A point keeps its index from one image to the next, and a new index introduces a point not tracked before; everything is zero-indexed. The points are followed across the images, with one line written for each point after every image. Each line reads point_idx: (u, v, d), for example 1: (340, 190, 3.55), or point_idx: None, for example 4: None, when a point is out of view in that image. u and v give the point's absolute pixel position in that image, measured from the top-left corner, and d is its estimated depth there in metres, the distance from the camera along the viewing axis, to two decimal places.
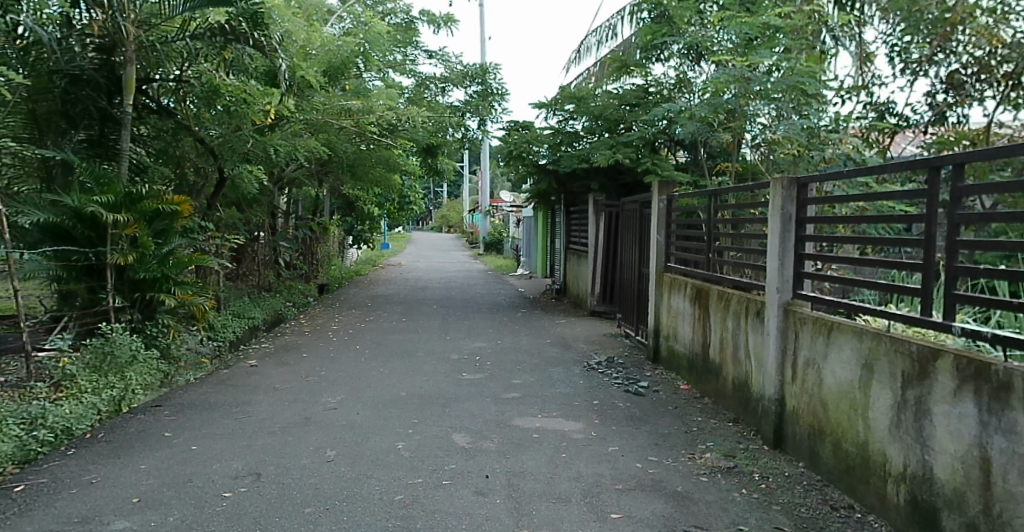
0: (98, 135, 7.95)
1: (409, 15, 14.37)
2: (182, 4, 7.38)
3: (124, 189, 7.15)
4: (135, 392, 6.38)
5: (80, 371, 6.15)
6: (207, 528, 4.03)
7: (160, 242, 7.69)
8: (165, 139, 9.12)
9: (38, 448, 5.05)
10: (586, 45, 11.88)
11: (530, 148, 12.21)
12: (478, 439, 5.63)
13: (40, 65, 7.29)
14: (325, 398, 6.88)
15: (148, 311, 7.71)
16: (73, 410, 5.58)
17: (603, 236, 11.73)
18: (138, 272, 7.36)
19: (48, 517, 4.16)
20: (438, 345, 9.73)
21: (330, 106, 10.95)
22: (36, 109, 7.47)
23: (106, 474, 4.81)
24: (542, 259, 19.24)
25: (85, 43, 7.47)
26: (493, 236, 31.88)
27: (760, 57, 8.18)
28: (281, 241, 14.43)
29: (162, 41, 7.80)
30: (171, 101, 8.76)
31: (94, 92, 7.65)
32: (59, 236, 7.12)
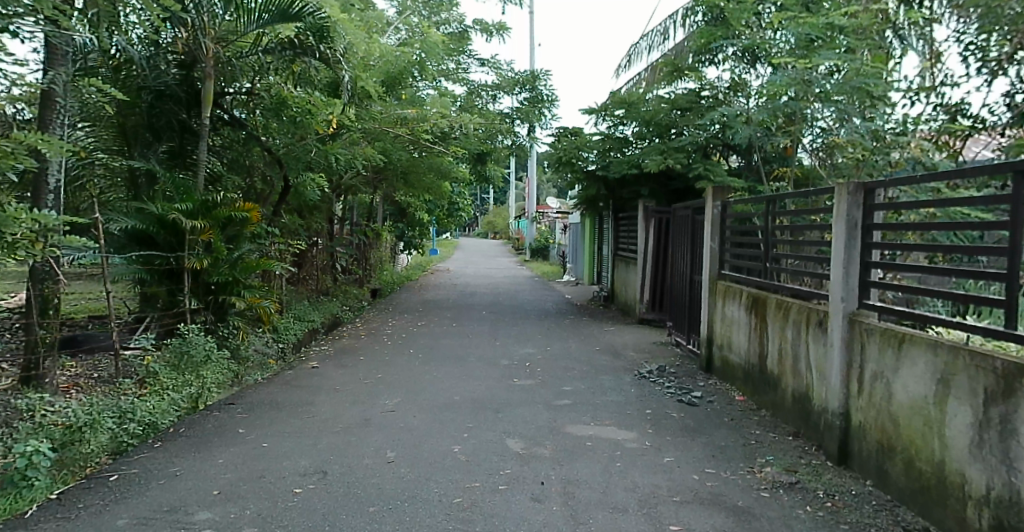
0: (178, 147, 8.41)
1: (462, 24, 14.55)
2: (254, 21, 7.59)
3: (200, 197, 7.61)
4: (210, 390, 6.58)
5: (162, 369, 6.45)
6: (278, 524, 4.13)
7: (232, 247, 8.05)
8: (236, 150, 9.44)
9: (128, 441, 5.26)
10: (637, 49, 11.84)
11: (579, 154, 12.26)
12: (532, 446, 5.66)
13: (130, 81, 7.83)
14: (383, 401, 7.01)
15: (220, 313, 8.09)
16: (156, 407, 5.79)
17: (653, 243, 11.63)
18: (212, 276, 7.73)
19: (139, 505, 4.35)
20: (489, 351, 9.80)
21: (388, 115, 11.23)
22: (126, 123, 8.02)
23: (187, 467, 4.99)
24: (589, 265, 19.28)
25: (168, 61, 7.91)
26: (540, 242, 32.04)
27: (822, 58, 7.89)
28: (338, 247, 14.74)
29: (237, 56, 8.21)
30: (242, 112, 9.28)
31: (176, 106, 8.11)
32: (143, 241, 7.47)
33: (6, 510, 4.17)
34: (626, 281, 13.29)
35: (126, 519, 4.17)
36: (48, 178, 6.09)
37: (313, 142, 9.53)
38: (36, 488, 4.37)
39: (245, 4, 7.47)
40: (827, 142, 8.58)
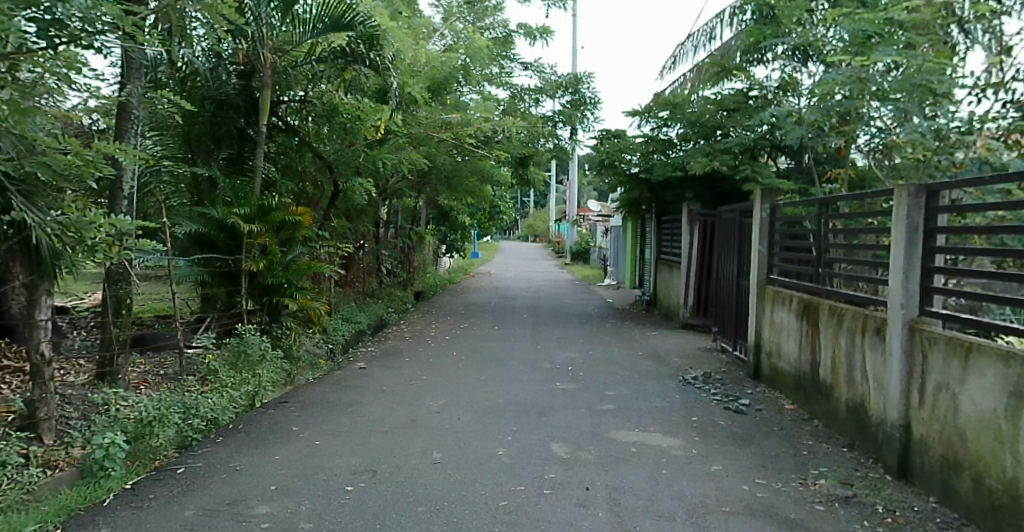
0: (237, 153, 8.89)
1: (506, 29, 14.58)
2: (309, 31, 8.04)
3: (256, 202, 7.93)
4: (266, 388, 6.86)
5: (221, 367, 6.72)
6: (332, 521, 4.23)
7: (285, 249, 8.35)
8: (290, 156, 9.90)
9: (193, 435, 5.59)
10: (682, 50, 11.68)
11: (622, 157, 12.08)
12: (575, 451, 5.59)
13: (194, 92, 8.25)
14: (428, 402, 7.04)
15: (274, 314, 8.34)
16: (218, 403, 6.09)
17: (697, 246, 11.44)
18: (266, 278, 8.03)
19: (203, 498, 4.55)
20: (531, 354, 9.75)
21: (433, 120, 11.35)
22: (189, 132, 8.55)
23: (246, 463, 5.18)
24: (631, 268, 19.16)
25: (230, 71, 8.31)
26: (581, 245, 31.93)
27: (879, 56, 7.71)
28: (384, 250, 14.89)
29: (292, 66, 8.52)
30: (296, 119, 9.56)
31: (235, 115, 8.60)
32: (204, 245, 7.94)
33: (86, 496, 4.48)
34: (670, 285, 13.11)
35: (192, 510, 4.36)
36: (122, 186, 6.29)
37: (361, 149, 9.87)
38: (112, 478, 4.70)
39: (298, 14, 7.97)
40: (885, 142, 8.22)
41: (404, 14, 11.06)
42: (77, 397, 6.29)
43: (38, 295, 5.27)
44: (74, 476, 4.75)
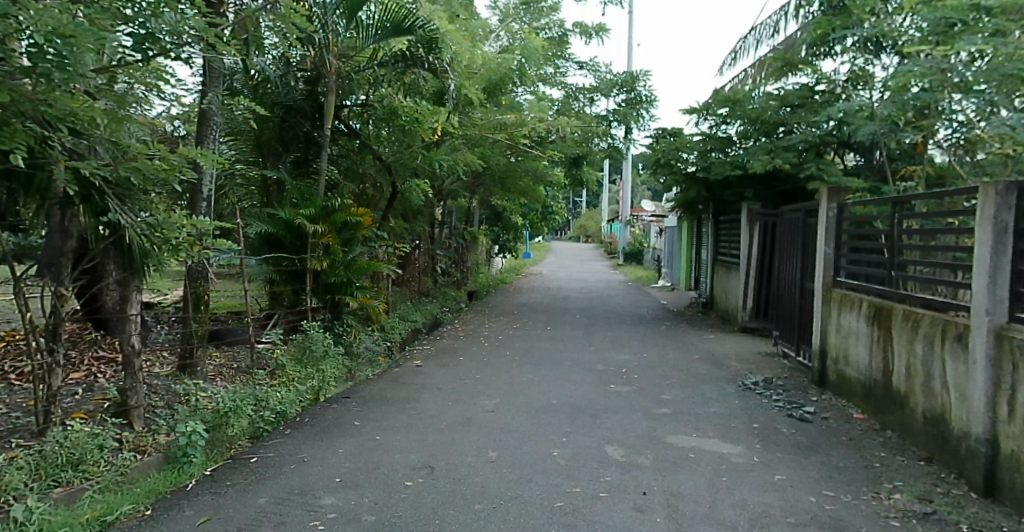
0: (303, 157, 9.27)
1: (562, 28, 14.43)
2: (371, 37, 8.17)
3: (321, 203, 8.24)
4: (329, 383, 7.11)
5: (288, 362, 7.08)
6: (393, 514, 4.34)
7: (347, 249, 8.58)
8: (352, 159, 10.13)
9: (265, 427, 5.84)
10: (743, 45, 11.33)
11: (679, 156, 11.78)
12: (631, 454, 5.42)
13: (266, 98, 8.59)
14: (483, 402, 6.99)
15: (336, 311, 8.59)
16: (285, 397, 6.33)
17: (757, 246, 11.08)
18: (329, 277, 8.27)
19: (276, 486, 4.77)
20: (584, 356, 9.56)
21: (488, 121, 11.37)
22: (261, 136, 8.95)
23: (313, 454, 5.44)
24: (686, 270, 18.81)
25: (298, 77, 8.70)
26: (634, 246, 31.58)
27: (964, 44, 7.09)
28: (438, 250, 14.95)
29: (356, 71, 8.82)
30: (357, 123, 9.82)
31: (302, 119, 8.90)
32: (272, 245, 8.18)
33: (171, 480, 4.75)
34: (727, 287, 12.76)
35: (265, 497, 4.58)
36: (202, 188, 6.67)
37: (418, 150, 10.16)
38: (194, 464, 4.95)
39: (362, 21, 8.08)
40: (971, 136, 7.84)
41: (460, 16, 11.20)
42: (163, 387, 6.57)
43: (129, 291, 5.49)
44: (161, 461, 5.02)
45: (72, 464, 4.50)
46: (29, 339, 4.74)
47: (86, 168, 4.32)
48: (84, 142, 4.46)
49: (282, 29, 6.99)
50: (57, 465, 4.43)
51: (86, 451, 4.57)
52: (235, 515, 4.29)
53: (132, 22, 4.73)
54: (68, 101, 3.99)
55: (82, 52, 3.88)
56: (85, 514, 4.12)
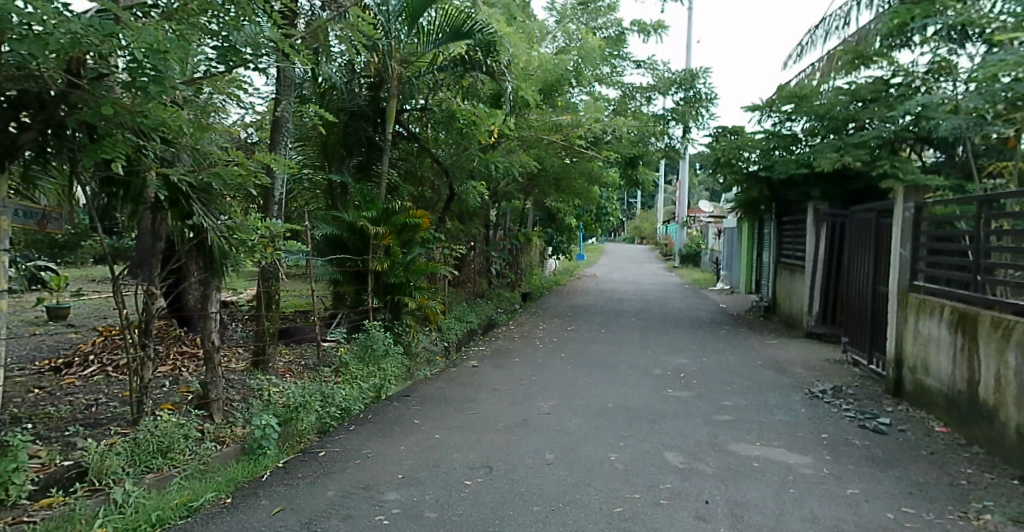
0: (365, 161, 9.29)
1: (620, 27, 14.12)
2: (432, 42, 8.26)
3: (382, 206, 8.25)
4: (390, 382, 7.09)
5: (351, 361, 7.06)
6: (454, 512, 4.25)
7: (405, 251, 8.50)
8: (410, 161, 10.12)
9: (331, 423, 5.88)
10: (811, 38, 10.90)
11: (740, 154, 11.38)
12: (692, 461, 5.18)
13: (332, 105, 8.73)
14: (538, 403, 6.85)
15: (395, 312, 8.55)
16: (350, 393, 6.31)
17: (823, 248, 10.62)
18: (389, 278, 8.27)
19: (342, 480, 4.77)
20: (641, 359, 9.30)
21: (544, 122, 11.28)
22: (327, 141, 9.04)
23: (376, 450, 5.41)
24: (746, 273, 18.33)
25: (361, 84, 8.76)
26: (691, 247, 31.03)
27: None
28: (493, 251, 14.91)
29: (416, 76, 8.69)
30: (417, 127, 9.83)
31: (366, 123, 8.94)
32: (335, 246, 8.30)
33: (248, 470, 4.82)
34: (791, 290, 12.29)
35: (334, 490, 4.60)
36: (274, 192, 6.83)
37: (474, 152, 10.11)
38: (268, 455, 5.01)
39: (423, 27, 8.18)
40: None
41: (517, 17, 11.21)
42: (239, 382, 6.69)
43: (209, 290, 5.58)
44: (238, 452, 5.10)
45: (161, 451, 4.64)
46: (124, 334, 4.93)
47: (175, 174, 4.66)
48: (172, 149, 4.69)
49: (351, 39, 7.06)
50: (148, 452, 4.58)
51: (174, 439, 4.71)
52: (307, 506, 4.33)
53: (217, 37, 4.80)
54: (163, 111, 4.14)
55: (174, 63, 4.08)
56: (174, 500, 4.22)
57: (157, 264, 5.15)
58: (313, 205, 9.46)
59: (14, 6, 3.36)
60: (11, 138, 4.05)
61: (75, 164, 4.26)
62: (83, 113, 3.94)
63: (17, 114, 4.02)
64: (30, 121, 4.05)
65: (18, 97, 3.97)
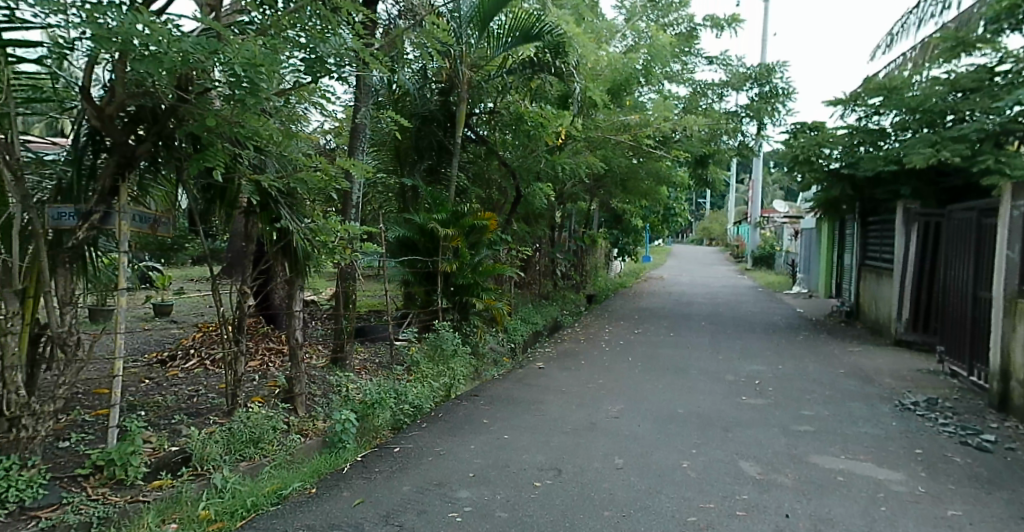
0: (434, 165, 9.38)
1: (692, 22, 13.81)
2: (500, 46, 8.26)
3: (451, 208, 8.30)
4: (459, 381, 7.12)
5: (422, 360, 7.11)
6: (526, 512, 4.23)
7: (472, 251, 8.57)
8: (477, 163, 10.13)
9: (405, 420, 5.93)
10: (903, 26, 10.43)
11: (820, 151, 10.95)
12: (770, 472, 5.00)
13: (403, 109, 8.81)
14: (607, 406, 6.76)
15: (463, 311, 8.59)
16: (422, 391, 6.35)
17: (915, 251, 10.14)
18: (458, 278, 8.33)
19: (415, 476, 4.80)
20: (713, 365, 9.07)
21: (612, 122, 11.18)
22: (399, 145, 9.21)
23: (448, 448, 5.43)
24: (825, 276, 17.70)
25: (432, 89, 8.80)
26: (765, 249, 30.19)
27: None
28: (558, 253, 14.83)
29: (485, 79, 8.82)
30: (484, 129, 9.88)
31: (437, 127, 9.06)
32: (405, 247, 8.39)
33: (330, 463, 4.92)
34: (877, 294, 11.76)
35: (409, 486, 4.62)
36: (352, 195, 6.95)
37: (542, 153, 10.12)
38: (348, 449, 5.13)
39: (493, 30, 8.21)
40: None
41: (586, 17, 11.17)
42: (320, 378, 6.82)
43: (294, 289, 5.68)
44: (321, 444, 5.21)
45: (253, 441, 4.79)
46: (219, 328, 5.20)
47: (266, 181, 4.75)
48: (263, 157, 4.89)
49: (426, 46, 7.09)
50: (242, 441, 4.74)
51: (265, 430, 4.85)
52: (385, 500, 4.38)
53: (305, 49, 4.86)
54: (257, 121, 4.31)
55: (271, 78, 4.13)
56: (265, 488, 4.34)
57: (248, 265, 5.39)
58: (387, 207, 9.72)
59: (137, 31, 3.63)
60: (129, 149, 4.28)
61: (182, 173, 4.54)
62: (190, 126, 4.20)
63: (135, 128, 4.32)
64: (145, 134, 4.33)
65: (136, 111, 4.29)
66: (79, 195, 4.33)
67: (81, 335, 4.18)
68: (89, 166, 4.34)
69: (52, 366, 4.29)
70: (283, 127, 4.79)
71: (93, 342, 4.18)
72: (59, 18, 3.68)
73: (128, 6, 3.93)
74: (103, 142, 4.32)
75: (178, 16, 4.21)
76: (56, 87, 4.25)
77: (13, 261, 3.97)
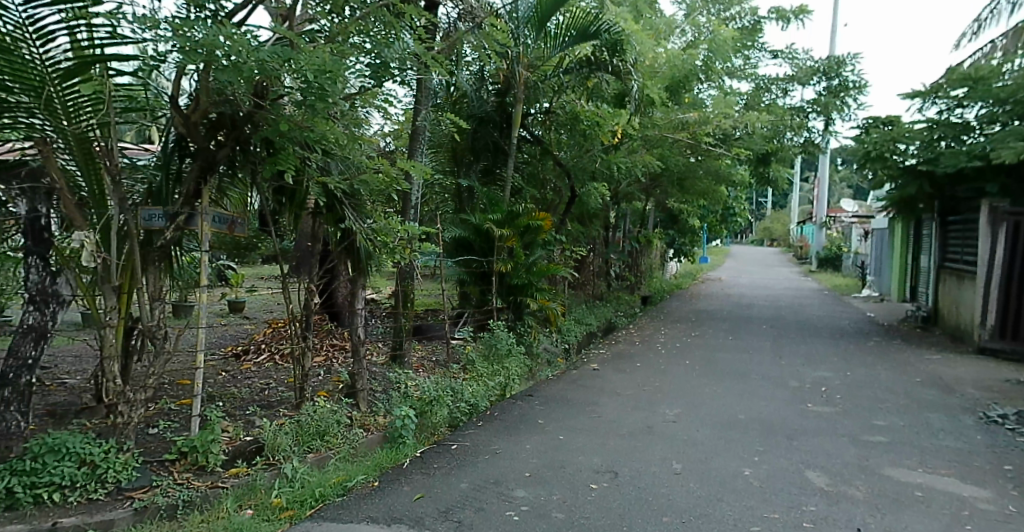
0: (489, 167, 9.55)
1: (756, 16, 13.68)
2: (557, 46, 8.41)
3: (507, 209, 8.49)
4: (514, 381, 7.24)
5: (478, 359, 7.27)
6: (582, 514, 4.31)
7: (527, 252, 8.69)
8: (533, 165, 10.26)
9: (461, 418, 6.09)
10: (992, 14, 10.17)
11: (895, 147, 10.62)
12: (840, 483, 4.95)
13: (461, 110, 9.01)
14: (663, 410, 6.79)
15: (518, 312, 8.71)
16: (477, 390, 6.51)
17: (1002, 252, 9.82)
18: (512, 279, 8.46)
19: (475, 474, 4.94)
20: (776, 370, 8.97)
21: (669, 121, 11.22)
22: (456, 147, 9.39)
23: (505, 447, 5.55)
24: (897, 278, 17.22)
25: (489, 90, 9.02)
26: (831, 251, 29.45)
27: None
28: (613, 254, 14.86)
29: (541, 79, 8.92)
30: (540, 130, 10.00)
31: (492, 128, 9.20)
32: (462, 246, 8.58)
33: (391, 457, 5.09)
34: (959, 298, 11.40)
35: (467, 483, 4.76)
36: (412, 196, 7.16)
37: (598, 153, 10.20)
38: (408, 445, 5.29)
39: (550, 30, 8.26)
40: None
41: (644, 14, 11.22)
42: (380, 374, 7.04)
43: (357, 288, 5.87)
44: (381, 440, 5.40)
45: (319, 434, 4.98)
46: (288, 325, 5.42)
47: (331, 183, 4.97)
48: (332, 161, 5.06)
49: (485, 48, 7.33)
50: (309, 433, 4.93)
51: (330, 423, 5.04)
52: (445, 496, 4.52)
53: (370, 54, 5.04)
54: (326, 125, 4.48)
55: (338, 83, 4.27)
56: (331, 479, 4.53)
57: (314, 264, 5.64)
58: (443, 208, 9.50)
59: (219, 41, 3.85)
60: (210, 154, 4.54)
61: (256, 176, 4.82)
62: (265, 131, 4.41)
63: (215, 133, 4.55)
64: (224, 139, 4.56)
65: (217, 118, 4.51)
66: (167, 198, 4.62)
67: (167, 329, 4.52)
68: (176, 171, 4.62)
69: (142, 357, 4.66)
70: (348, 130, 4.86)
71: (176, 336, 4.44)
72: (151, 33, 3.94)
73: (211, 18, 4.20)
74: (189, 148, 4.60)
75: (256, 27, 4.44)
76: (148, 97, 4.50)
77: (112, 260, 4.23)
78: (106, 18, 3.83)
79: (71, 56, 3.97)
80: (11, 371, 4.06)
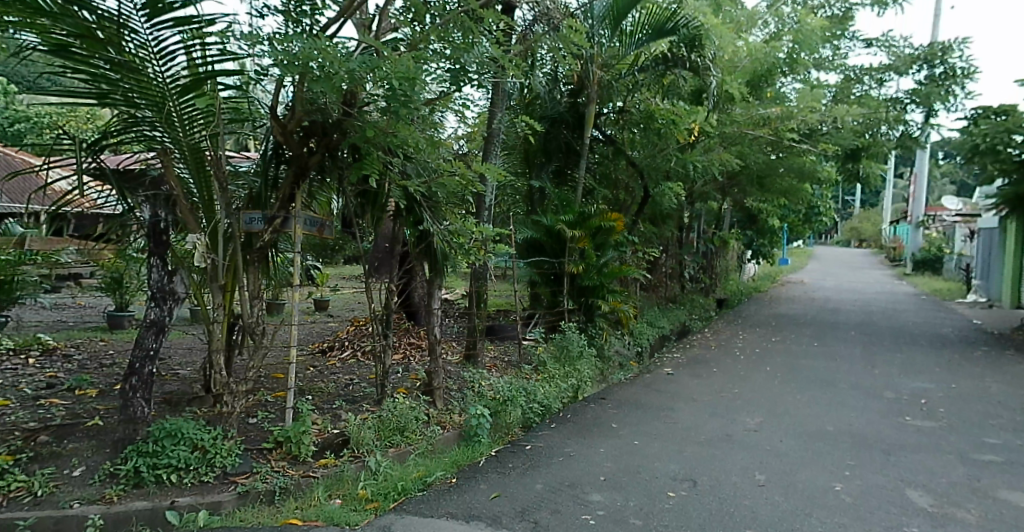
0: (562, 168, 9.65)
1: (847, 4, 13.22)
2: (634, 43, 8.43)
3: (579, 210, 8.57)
4: (586, 383, 7.32)
5: (549, 361, 7.39)
6: (662, 521, 4.36)
7: (599, 253, 8.73)
8: (607, 165, 10.28)
9: (535, 419, 6.20)
10: None
11: (1009, 139, 10.17)
12: (947, 505, 4.79)
13: (534, 110, 9.06)
14: (743, 418, 6.72)
15: (589, 314, 8.77)
16: (550, 391, 6.62)
17: None
18: (584, 280, 8.55)
19: (550, 475, 5.04)
20: (869, 380, 8.71)
21: (750, 116, 11.04)
22: (528, 149, 9.48)
23: (578, 449, 5.64)
24: (1009, 284, 16.34)
25: (563, 91, 9.07)
26: (929, 252, 28.15)
27: None
28: (687, 255, 14.69)
29: (616, 78, 8.88)
30: (612, 130, 9.97)
31: (565, 129, 9.31)
32: (533, 247, 8.73)
33: (468, 455, 5.27)
34: None
35: (543, 484, 4.86)
36: (486, 198, 7.33)
37: (673, 152, 10.05)
38: (483, 443, 5.43)
39: (626, 28, 8.37)
40: None
41: (726, 6, 11.05)
42: (456, 373, 7.23)
43: (433, 288, 6.01)
44: (458, 437, 5.56)
45: (399, 429, 5.21)
46: (371, 322, 5.64)
47: (412, 187, 5.15)
48: (412, 165, 5.24)
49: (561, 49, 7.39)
50: (390, 428, 5.17)
51: (409, 419, 5.26)
52: (520, 496, 4.64)
53: (450, 59, 5.17)
54: (407, 130, 4.62)
55: (419, 87, 4.44)
56: (412, 473, 4.72)
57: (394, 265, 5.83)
58: (514, 210, 9.56)
59: (315, 55, 4.08)
60: (303, 160, 4.79)
61: (343, 181, 5.03)
62: (353, 138, 4.64)
63: (307, 141, 4.79)
64: (315, 146, 4.81)
65: (310, 126, 4.75)
66: (265, 202, 4.91)
67: (265, 325, 4.81)
68: (273, 177, 4.89)
69: (242, 352, 4.95)
70: (427, 135, 5.01)
71: (272, 332, 4.71)
72: (256, 49, 4.22)
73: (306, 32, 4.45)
74: (284, 155, 4.86)
75: (347, 39, 4.66)
76: (250, 107, 4.84)
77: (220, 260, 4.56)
78: (219, 36, 4.16)
79: (186, 73, 4.31)
80: (136, 361, 4.35)
